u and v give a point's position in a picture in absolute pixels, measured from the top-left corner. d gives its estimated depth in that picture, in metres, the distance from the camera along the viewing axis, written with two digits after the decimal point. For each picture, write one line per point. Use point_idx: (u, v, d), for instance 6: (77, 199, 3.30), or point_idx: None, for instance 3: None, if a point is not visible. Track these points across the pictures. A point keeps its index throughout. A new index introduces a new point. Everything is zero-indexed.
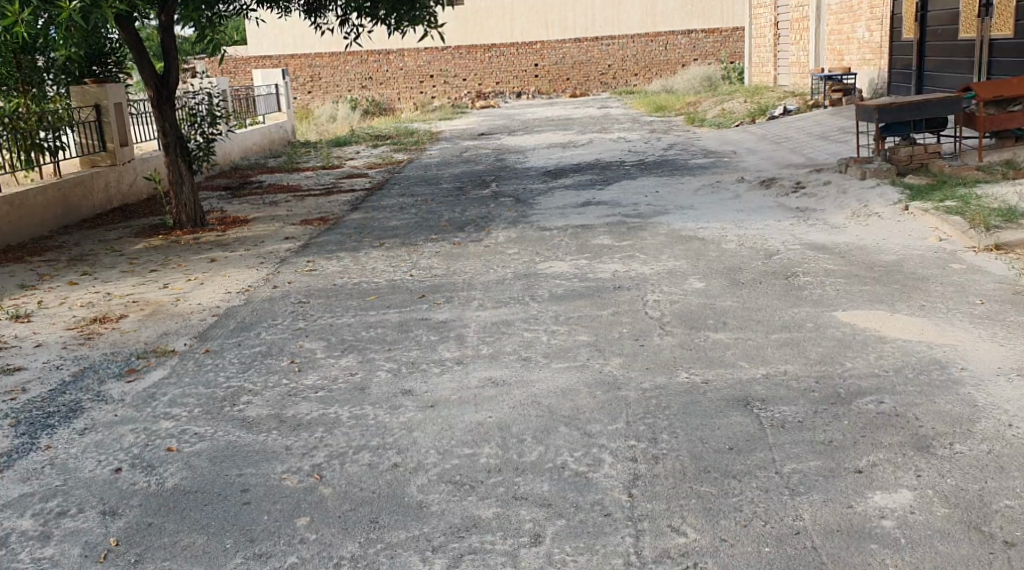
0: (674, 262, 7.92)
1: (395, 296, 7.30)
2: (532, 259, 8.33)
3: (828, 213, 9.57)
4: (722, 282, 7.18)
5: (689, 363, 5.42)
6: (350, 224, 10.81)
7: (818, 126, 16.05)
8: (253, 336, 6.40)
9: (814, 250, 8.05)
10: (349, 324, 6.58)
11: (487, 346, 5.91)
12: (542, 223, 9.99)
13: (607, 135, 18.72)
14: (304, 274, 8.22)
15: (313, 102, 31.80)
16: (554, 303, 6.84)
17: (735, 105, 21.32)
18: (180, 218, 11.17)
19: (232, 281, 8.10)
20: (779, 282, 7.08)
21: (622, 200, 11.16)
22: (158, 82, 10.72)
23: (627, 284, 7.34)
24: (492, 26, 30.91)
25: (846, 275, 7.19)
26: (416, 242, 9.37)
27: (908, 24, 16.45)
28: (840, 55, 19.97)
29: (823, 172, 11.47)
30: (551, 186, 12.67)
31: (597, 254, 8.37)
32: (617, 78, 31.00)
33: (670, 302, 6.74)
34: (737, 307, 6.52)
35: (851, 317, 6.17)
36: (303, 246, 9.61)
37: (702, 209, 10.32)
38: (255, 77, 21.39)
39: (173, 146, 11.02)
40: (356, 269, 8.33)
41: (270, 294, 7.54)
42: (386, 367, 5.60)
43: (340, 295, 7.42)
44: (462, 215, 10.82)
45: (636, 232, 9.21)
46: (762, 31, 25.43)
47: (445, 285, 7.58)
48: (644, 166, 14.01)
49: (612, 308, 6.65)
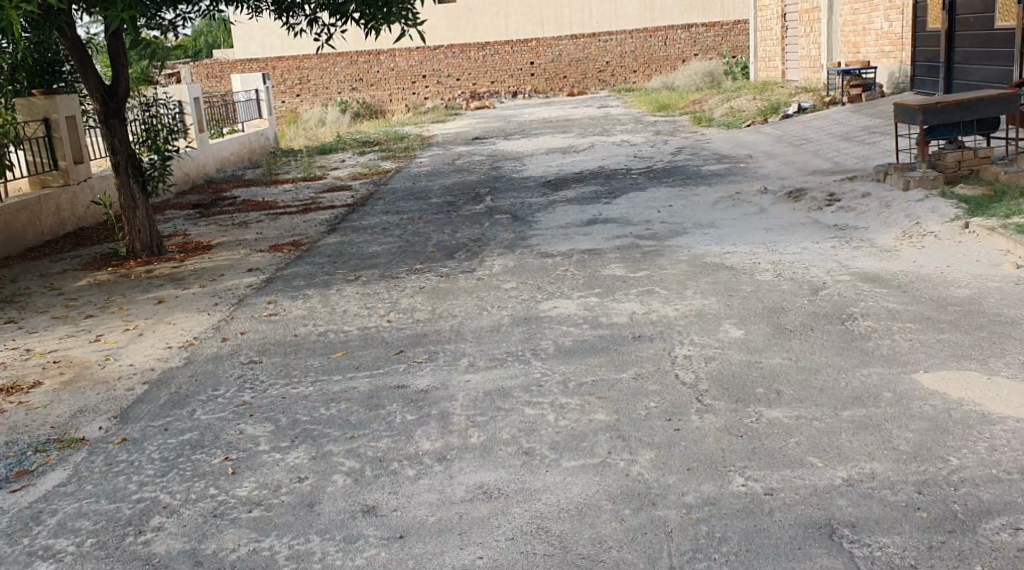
0: (701, 300, 6.63)
1: (366, 351, 6.02)
2: (532, 297, 7.04)
3: (874, 231, 8.29)
4: (765, 330, 5.87)
5: (744, 461, 4.14)
6: (324, 250, 9.51)
7: (841, 126, 14.74)
8: (184, 415, 5.11)
9: (868, 283, 6.77)
10: (306, 394, 5.31)
11: (477, 431, 4.61)
12: (543, 247, 8.69)
13: (609, 138, 17.41)
14: (262, 321, 6.93)
15: (302, 106, 30.38)
16: (561, 362, 5.55)
17: (744, 103, 20.00)
18: (134, 246, 9.88)
19: (177, 332, 6.81)
20: (834, 330, 5.78)
21: (633, 217, 9.88)
22: (105, 92, 9.42)
23: (648, 331, 6.03)
24: (487, 23, 29.56)
25: (915, 318, 5.91)
26: (396, 274, 8.08)
27: (935, 13, 15.13)
28: (857, 47, 18.64)
29: (858, 181, 10.17)
30: (551, 199, 11.38)
31: (609, 290, 7.08)
32: (616, 76, 29.70)
33: (705, 360, 5.42)
34: (790, 367, 5.23)
35: (939, 384, 4.86)
36: (268, 280, 8.31)
37: (726, 227, 9.03)
38: (233, 83, 20.04)
39: (124, 165, 9.72)
40: (324, 313, 7.04)
41: (217, 350, 6.27)
42: (344, 467, 4.33)
43: (301, 350, 6.13)
44: (452, 238, 9.51)
45: (651, 259, 7.91)
46: (768, 24, 24.12)
47: (427, 336, 6.28)
48: (653, 175, 12.72)
49: (636, 368, 5.35)
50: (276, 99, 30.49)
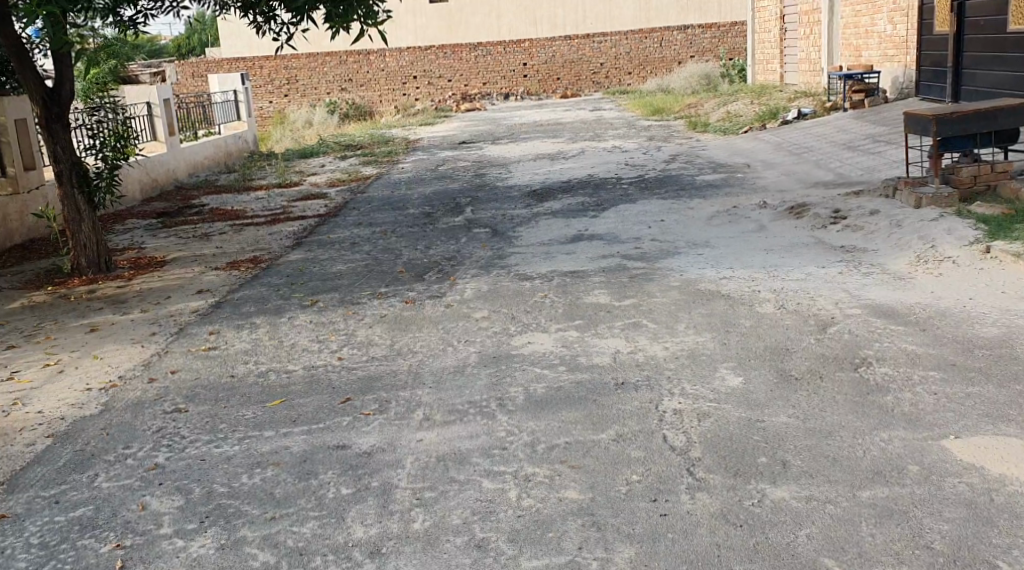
0: (694, 336, 5.83)
1: (307, 400, 5.26)
2: (504, 329, 6.26)
3: (884, 253, 7.52)
4: (767, 377, 5.08)
5: (743, 566, 3.44)
6: (284, 268, 8.72)
7: (843, 133, 13.97)
8: (83, 482, 4.35)
9: (882, 317, 5.99)
10: (228, 456, 4.58)
11: (422, 513, 3.85)
12: (522, 268, 7.91)
13: (600, 144, 16.64)
14: (198, 358, 6.17)
15: (290, 106, 29.52)
16: (530, 417, 4.76)
17: (740, 107, 19.23)
18: (79, 262, 9.09)
19: (103, 371, 6.06)
20: (847, 380, 5.00)
21: (621, 232, 9.13)
22: (46, 95, 8.62)
23: (633, 377, 5.23)
24: (478, 23, 28.77)
25: (938, 365, 5.13)
26: (357, 299, 7.31)
27: (941, 15, 14.35)
28: (857, 50, 17.83)
29: (865, 195, 9.39)
30: (535, 212, 10.61)
31: (592, 321, 6.29)
32: (610, 78, 28.89)
33: (699, 417, 4.62)
34: (797, 429, 4.45)
35: (975, 455, 4.07)
36: (216, 304, 7.55)
37: (721, 246, 8.26)
38: (211, 83, 19.17)
39: (67, 174, 8.92)
40: (270, 348, 6.27)
41: (139, 396, 5.56)
42: (255, 563, 3.65)
43: (234, 398, 5.39)
44: (424, 255, 8.73)
45: (640, 284, 7.13)
46: (766, 26, 23.34)
47: (380, 380, 5.50)
48: (644, 185, 11.94)
49: (617, 426, 4.56)
50: (263, 99, 29.64)
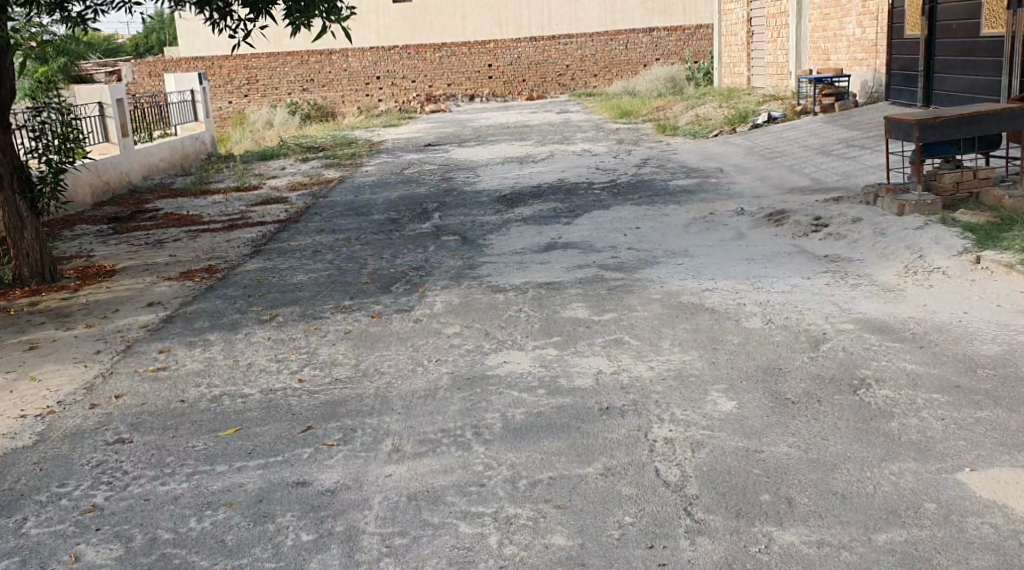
0: (680, 355, 5.47)
1: (264, 429, 4.86)
2: (477, 347, 5.86)
3: (870, 263, 7.21)
4: (762, 402, 4.72)
5: None
6: (242, 278, 8.27)
7: (816, 137, 13.71)
8: (7, 529, 4.08)
9: (877, 332, 5.64)
10: (174, 496, 4.26)
11: (393, 565, 3.60)
12: (494, 279, 7.52)
13: (569, 147, 16.29)
14: (145, 380, 5.73)
15: (251, 107, 28.90)
16: (509, 448, 4.39)
17: (709, 111, 18.95)
18: (21, 272, 8.56)
19: (43, 394, 5.63)
20: (848, 404, 4.64)
21: (595, 240, 8.79)
22: None
23: (619, 401, 4.85)
24: (442, 24, 28.33)
25: (944, 387, 4.78)
26: (319, 313, 6.88)
27: (913, 18, 14.12)
28: (827, 54, 17.59)
29: (845, 201, 9.10)
30: (505, 218, 10.22)
31: (570, 338, 5.91)
32: (575, 80, 28.59)
33: (692, 447, 4.27)
34: (799, 461, 4.09)
35: (996, 490, 3.80)
36: (168, 318, 7.11)
37: (701, 256, 7.94)
38: (167, 84, 18.54)
39: (9, 179, 8.39)
40: (224, 368, 5.84)
41: (79, 424, 5.13)
42: None
43: (183, 427, 4.97)
44: (390, 265, 8.31)
45: (619, 297, 6.77)
46: (733, 29, 23.09)
47: (344, 405, 5.08)
48: (616, 190, 11.61)
49: (604, 458, 4.18)
50: (223, 100, 29.03)
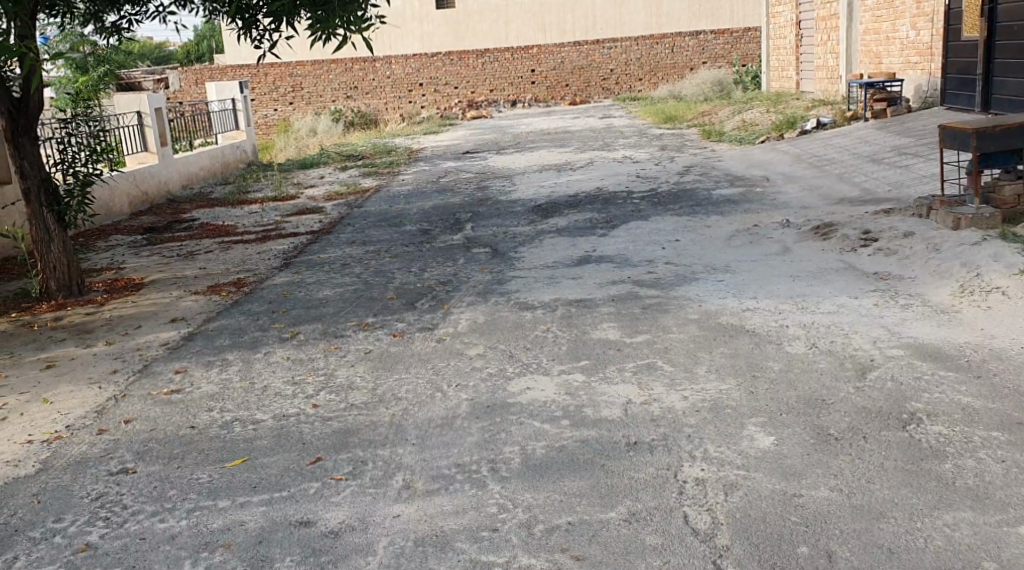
0: (716, 383, 5.13)
1: (272, 460, 4.61)
2: (501, 371, 5.57)
3: (922, 282, 6.81)
4: (802, 439, 4.37)
5: None
6: (268, 293, 8.05)
7: (866, 145, 13.25)
8: None
9: (929, 359, 5.26)
10: (173, 534, 4.07)
11: None
12: (523, 295, 7.24)
13: (610, 154, 15.95)
14: (157, 403, 5.51)
15: (295, 114, 28.85)
16: (527, 487, 4.16)
17: (756, 116, 18.50)
18: (48, 286, 8.28)
19: (52, 418, 5.42)
20: (895, 442, 4.28)
21: (632, 254, 8.47)
22: (13, 106, 7.73)
23: (648, 435, 4.54)
24: (486, 30, 28.11)
25: (1003, 424, 4.39)
26: (341, 332, 6.64)
27: (969, 20, 13.62)
28: (878, 57, 17.07)
29: (896, 213, 8.68)
30: (540, 229, 9.93)
31: (599, 362, 5.61)
32: (620, 84, 28.25)
33: (725, 489, 3.98)
34: (841, 508, 3.79)
35: None
36: (188, 336, 6.90)
37: (743, 271, 7.59)
38: (208, 91, 18.45)
39: (35, 192, 8.09)
40: (239, 391, 5.60)
41: (83, 452, 4.91)
42: None
43: (190, 456, 4.73)
44: (418, 279, 8.06)
45: (653, 316, 6.45)
46: (782, 32, 22.60)
47: (357, 434, 4.82)
48: (656, 200, 11.26)
49: (629, 501, 3.97)
50: (268, 107, 29.03)
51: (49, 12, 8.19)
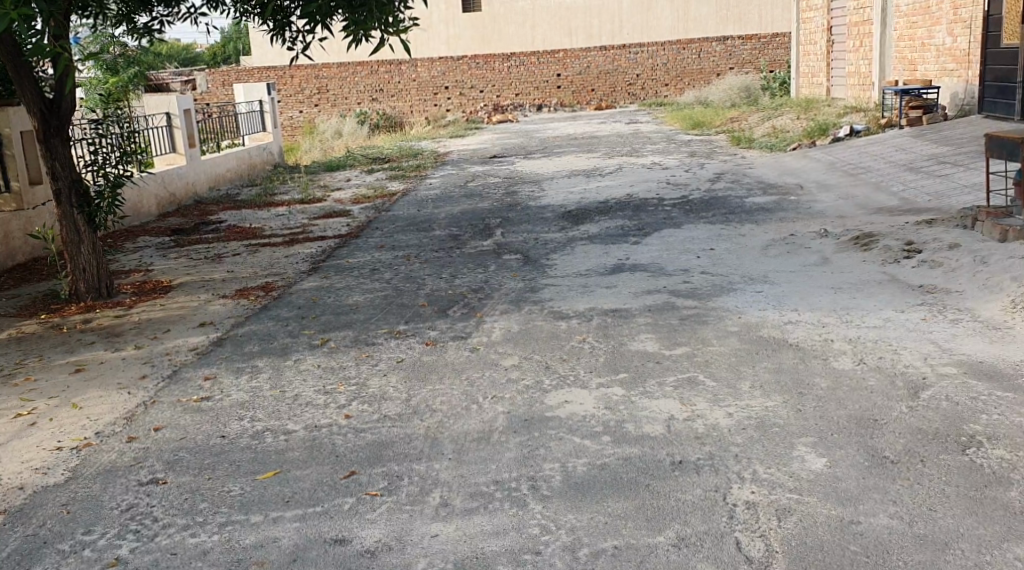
0: (761, 400, 4.95)
1: (305, 473, 4.48)
2: (537, 384, 5.41)
3: (970, 297, 6.61)
4: (857, 461, 4.21)
5: None
6: (297, 297, 7.93)
7: (902, 153, 13.01)
8: None
9: (983, 378, 5.06)
10: (204, 550, 3.94)
11: None
12: (557, 304, 7.08)
13: (638, 160, 15.77)
14: (187, 411, 5.38)
15: (321, 116, 28.87)
16: (569, 507, 4.01)
17: (786, 123, 18.27)
18: (78, 288, 8.15)
19: (80, 425, 5.29)
20: (952, 468, 4.10)
21: (667, 263, 8.30)
22: (44, 104, 7.60)
23: (694, 453, 4.38)
24: (512, 33, 27.95)
25: None
26: (372, 339, 6.50)
27: (1011, 26, 13.38)
28: (913, 64, 16.80)
29: (940, 224, 8.46)
30: (571, 236, 9.77)
31: (639, 375, 5.45)
32: (646, 89, 28.05)
33: (779, 514, 3.87)
34: (904, 538, 3.70)
35: None
36: (218, 341, 6.78)
37: (783, 282, 7.41)
38: (236, 93, 18.38)
39: (66, 192, 7.92)
40: (269, 400, 5.46)
41: (115, 460, 4.79)
42: None
43: (221, 467, 4.60)
44: (448, 286, 7.91)
45: (692, 328, 6.28)
46: (811, 37, 22.37)
47: (391, 448, 4.68)
48: (689, 207, 11.08)
49: (678, 526, 3.85)
50: (294, 109, 29.09)
51: (82, 14, 8.08)
